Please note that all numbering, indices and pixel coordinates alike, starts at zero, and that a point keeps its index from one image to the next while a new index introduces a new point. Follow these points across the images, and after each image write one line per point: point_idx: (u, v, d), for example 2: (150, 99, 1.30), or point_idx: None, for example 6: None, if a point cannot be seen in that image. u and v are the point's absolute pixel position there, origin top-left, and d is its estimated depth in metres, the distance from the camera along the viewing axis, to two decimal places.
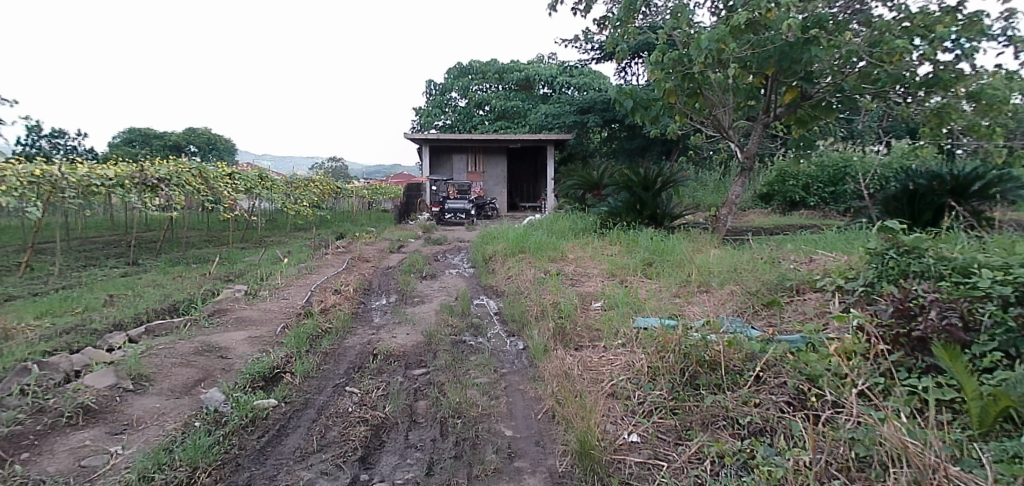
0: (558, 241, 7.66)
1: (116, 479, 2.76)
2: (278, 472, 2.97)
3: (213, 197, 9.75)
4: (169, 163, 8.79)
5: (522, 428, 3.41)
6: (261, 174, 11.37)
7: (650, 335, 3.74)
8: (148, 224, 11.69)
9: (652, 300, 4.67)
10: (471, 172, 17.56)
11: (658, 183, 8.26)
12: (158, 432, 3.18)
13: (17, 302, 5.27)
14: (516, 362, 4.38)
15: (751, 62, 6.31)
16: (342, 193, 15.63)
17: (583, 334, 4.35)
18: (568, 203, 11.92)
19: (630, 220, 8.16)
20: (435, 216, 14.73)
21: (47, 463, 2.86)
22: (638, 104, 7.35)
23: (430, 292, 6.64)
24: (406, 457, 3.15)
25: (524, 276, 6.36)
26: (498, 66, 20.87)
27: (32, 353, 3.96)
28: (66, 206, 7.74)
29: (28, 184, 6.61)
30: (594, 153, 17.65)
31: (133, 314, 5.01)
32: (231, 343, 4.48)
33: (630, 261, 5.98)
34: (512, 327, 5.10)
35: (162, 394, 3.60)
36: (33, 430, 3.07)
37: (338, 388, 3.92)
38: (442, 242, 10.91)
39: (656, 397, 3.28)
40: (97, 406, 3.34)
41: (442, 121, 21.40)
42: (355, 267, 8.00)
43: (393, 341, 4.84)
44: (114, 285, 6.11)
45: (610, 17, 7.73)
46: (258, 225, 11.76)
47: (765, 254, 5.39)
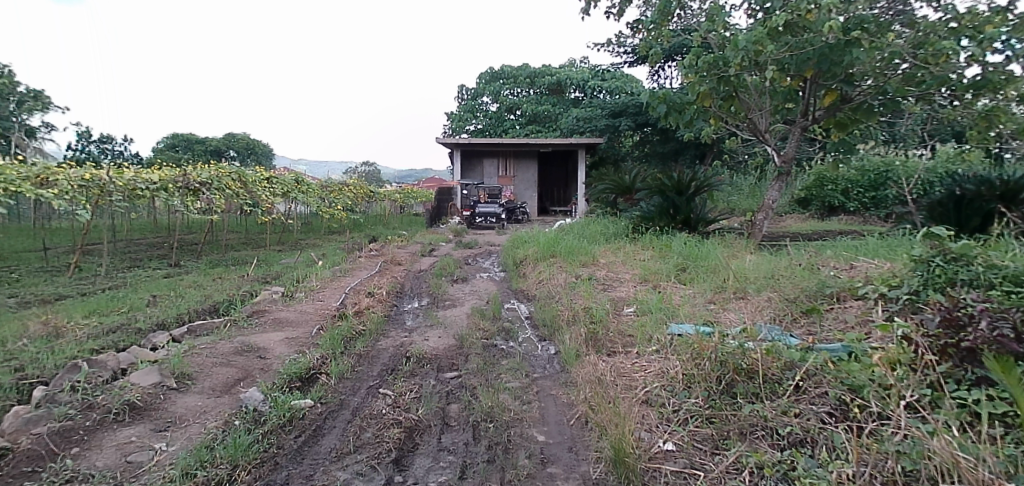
0: (589, 245, 7.62)
1: (160, 475, 2.84)
2: (315, 472, 3.02)
3: (252, 201, 9.99)
4: (210, 167, 8.91)
5: (554, 433, 3.41)
6: (298, 178, 11.57)
7: (685, 342, 3.69)
8: (190, 226, 12.03)
9: (686, 306, 4.61)
10: (502, 176, 17.60)
11: (692, 188, 8.14)
12: (201, 430, 3.27)
13: (67, 301, 5.48)
14: (548, 367, 4.38)
15: (789, 64, 6.14)
16: (375, 196, 15.84)
17: (616, 340, 4.32)
18: (600, 206, 11.87)
19: (663, 225, 8.09)
20: (465, 219, 14.82)
21: (96, 458, 2.96)
22: (672, 108, 7.31)
23: (461, 295, 6.68)
24: (440, 460, 3.17)
25: (555, 281, 6.34)
26: (530, 70, 20.91)
27: (81, 351, 4.10)
28: (113, 209, 8.02)
29: (78, 187, 6.88)
30: (627, 157, 17.55)
31: (175, 314, 5.15)
32: (269, 344, 4.57)
33: (663, 266, 5.92)
34: (543, 332, 5.10)
35: (204, 392, 3.70)
36: (83, 426, 3.18)
37: (372, 390, 3.96)
38: (473, 246, 10.97)
39: (692, 405, 3.24)
40: (142, 403, 3.44)
41: (474, 125, 21.55)
42: (388, 270, 8.09)
43: (425, 344, 4.88)
44: (159, 286, 6.31)
45: (644, 20, 7.68)
46: (294, 228, 11.99)
47: (803, 260, 5.29)
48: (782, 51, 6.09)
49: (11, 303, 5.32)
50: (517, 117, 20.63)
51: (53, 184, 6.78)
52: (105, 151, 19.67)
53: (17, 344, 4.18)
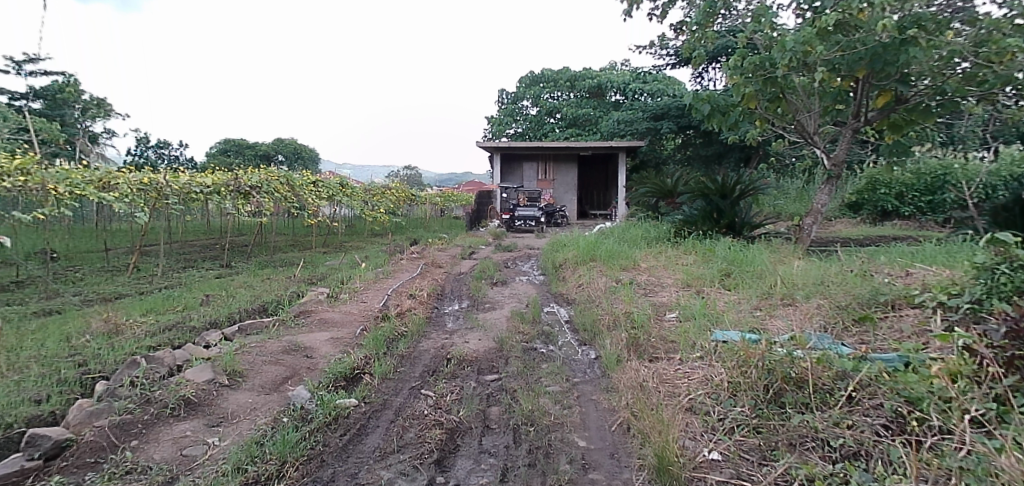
0: (630, 249, 7.55)
1: (214, 468, 2.94)
2: (360, 470, 3.07)
3: (299, 204, 10.23)
4: (259, 171, 9.14)
5: (596, 439, 3.38)
6: (342, 182, 11.78)
7: (731, 349, 3.61)
8: (240, 229, 12.42)
9: (730, 312, 4.51)
10: (541, 180, 17.58)
11: (736, 192, 7.96)
12: (251, 426, 3.37)
13: (126, 300, 5.71)
14: (588, 372, 4.35)
15: (840, 64, 5.96)
16: (416, 199, 16.05)
17: (657, 345, 4.25)
18: (641, 210, 11.74)
19: (706, 229, 7.95)
20: (505, 222, 14.86)
21: (153, 451, 3.07)
22: (716, 110, 7.17)
23: (501, 298, 6.70)
24: (481, 462, 3.18)
25: (596, 285, 6.30)
26: (571, 73, 20.85)
27: (139, 348, 4.27)
28: (170, 212, 8.34)
29: (137, 191, 7.20)
30: (668, 160, 17.32)
31: (226, 313, 5.32)
32: (315, 344, 4.67)
33: (706, 271, 5.81)
34: (583, 337, 5.07)
35: (254, 389, 3.81)
36: (142, 420, 3.31)
37: (414, 391, 4.01)
38: (512, 249, 10.99)
39: (738, 413, 3.17)
40: (196, 399, 3.56)
41: (513, 128, 21.62)
42: (428, 272, 8.18)
43: (466, 346, 4.91)
44: (211, 286, 6.52)
45: (687, 22, 7.58)
46: (338, 231, 12.24)
47: (856, 266, 5.11)
48: (833, 50, 5.93)
49: (75, 301, 5.58)
50: (557, 120, 20.59)
51: (114, 188, 7.10)
52: (162, 156, 20.50)
53: (81, 340, 4.37)
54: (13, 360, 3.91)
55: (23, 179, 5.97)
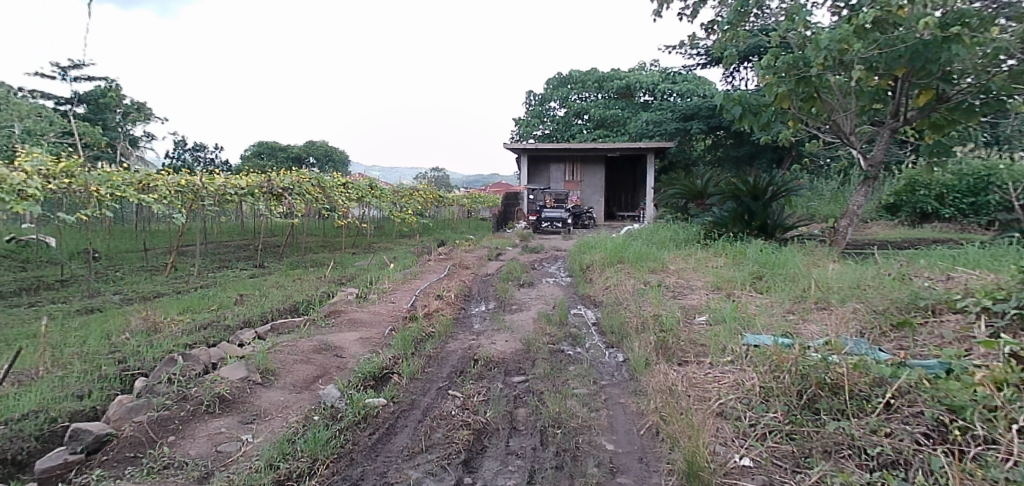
0: (658, 251, 7.47)
1: (247, 465, 2.99)
2: (389, 469, 3.10)
3: (330, 206, 10.37)
4: (291, 173, 9.29)
5: (624, 443, 3.35)
6: (372, 183, 11.89)
7: (763, 353, 3.54)
8: (273, 230, 12.65)
9: (762, 316, 4.43)
10: (568, 181, 17.52)
11: (768, 194, 7.81)
12: (283, 424, 3.42)
13: (164, 299, 5.86)
14: (616, 374, 4.32)
15: (878, 62, 5.82)
16: (444, 201, 16.14)
17: (687, 349, 4.19)
18: (670, 211, 11.62)
19: (737, 231, 7.83)
20: (532, 224, 14.85)
21: (190, 447, 3.15)
22: (748, 110, 7.05)
23: (528, 300, 6.70)
24: (508, 463, 3.18)
25: (623, 287, 6.24)
26: (599, 74, 20.74)
27: (177, 345, 4.38)
28: (206, 213, 8.53)
29: (175, 192, 7.38)
30: (698, 161, 17.12)
31: (260, 313, 5.41)
32: (344, 343, 4.73)
33: (737, 274, 5.72)
34: (611, 339, 5.03)
35: (286, 388, 3.87)
36: (179, 416, 3.38)
37: (442, 391, 4.02)
38: (539, 250, 10.97)
39: (770, 419, 3.10)
40: (230, 396, 3.63)
41: (541, 130, 21.60)
42: (456, 273, 8.22)
43: (493, 347, 4.92)
44: (245, 286, 6.64)
45: (719, 21, 7.48)
46: (367, 232, 12.38)
47: (894, 270, 4.97)
48: (871, 48, 5.79)
49: (115, 300, 5.74)
50: (585, 121, 20.50)
51: (153, 190, 7.29)
52: (199, 159, 21.02)
53: (121, 337, 4.50)
54: (57, 356, 4.04)
55: (68, 181, 6.17)
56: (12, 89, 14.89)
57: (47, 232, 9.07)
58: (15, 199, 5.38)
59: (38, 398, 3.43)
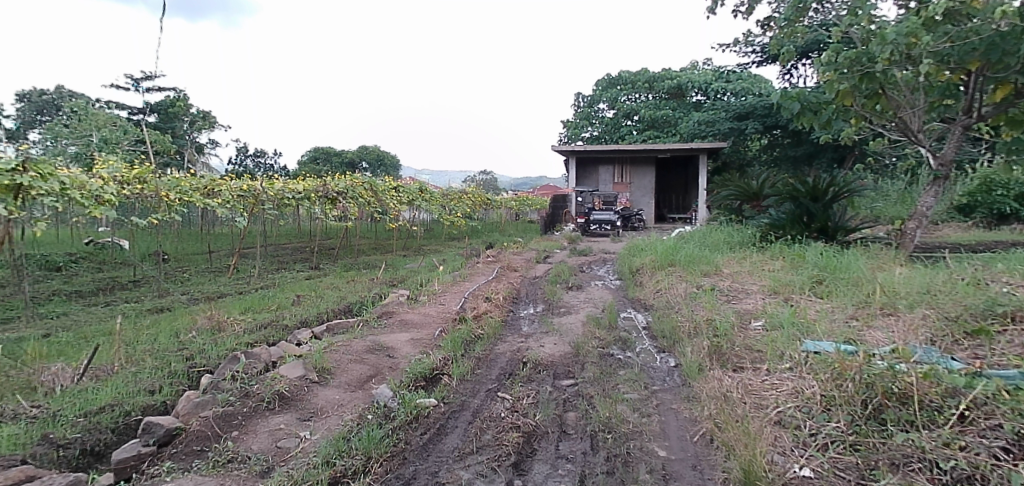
0: (711, 254, 7.31)
1: (306, 460, 3.07)
2: (440, 469, 3.13)
3: (382, 209, 10.58)
4: (345, 177, 9.51)
5: (677, 449, 3.29)
6: (422, 187, 12.06)
7: (825, 360, 3.41)
8: (328, 233, 12.99)
9: (823, 322, 4.26)
10: (618, 183, 17.34)
11: (829, 194, 7.53)
12: (339, 421, 3.51)
13: (227, 299, 6.10)
14: (667, 380, 4.26)
15: (949, 56, 5.55)
16: (493, 204, 16.22)
17: (742, 355, 4.08)
18: (722, 214, 11.35)
19: (795, 234, 7.57)
20: (580, 226, 14.76)
21: (252, 442, 3.26)
22: (807, 108, 6.81)
23: (577, 303, 6.65)
24: (558, 467, 3.17)
25: (675, 290, 6.13)
26: (649, 74, 20.45)
27: (239, 344, 4.55)
28: (265, 217, 8.83)
29: (238, 197, 7.69)
30: (753, 162, 16.68)
31: (316, 313, 5.56)
32: (396, 344, 4.81)
33: (796, 278, 5.54)
34: (662, 343, 4.96)
35: (341, 386, 3.97)
36: (241, 412, 3.50)
37: (491, 393, 4.04)
38: (588, 253, 10.89)
39: (832, 429, 2.98)
40: (289, 393, 3.74)
41: (589, 131, 21.46)
42: (504, 276, 8.24)
43: (542, 350, 4.91)
44: (301, 287, 6.84)
45: (776, 17, 7.29)
46: (418, 234, 12.57)
47: (967, 274, 4.72)
48: (941, 42, 5.54)
49: (183, 299, 6.02)
50: (634, 123, 20.25)
51: (218, 194, 7.59)
52: (259, 165, 21.83)
53: (189, 335, 4.71)
54: (131, 352, 4.26)
55: (140, 187, 6.52)
56: (91, 100, 15.82)
57: (121, 235, 9.60)
58: (93, 204, 5.70)
59: (114, 392, 3.62)
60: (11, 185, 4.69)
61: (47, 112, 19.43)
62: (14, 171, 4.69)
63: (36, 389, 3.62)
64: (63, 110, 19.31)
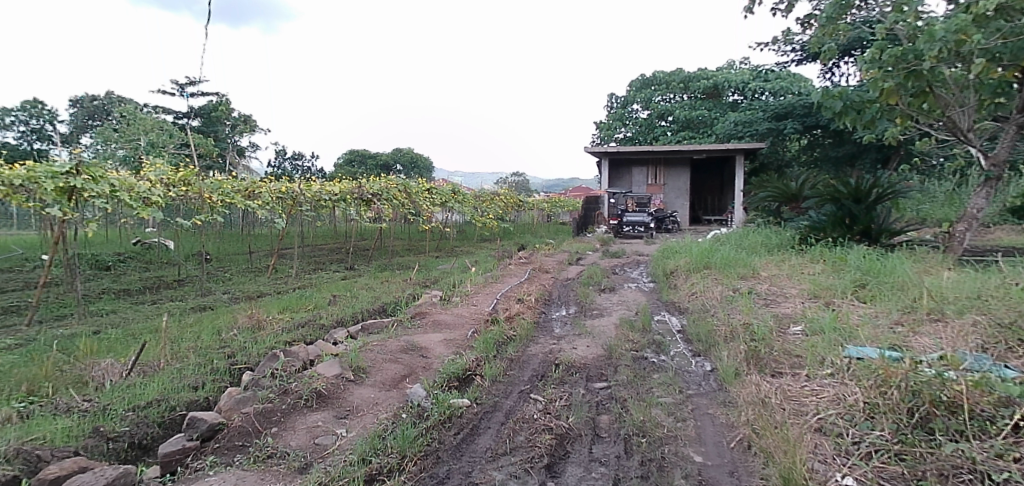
0: (748, 257, 7.17)
1: (342, 457, 3.12)
2: (473, 469, 3.14)
3: (415, 210, 10.68)
4: (380, 180, 9.62)
5: (713, 455, 3.24)
6: (455, 189, 12.14)
7: (868, 367, 3.31)
8: (363, 234, 13.18)
9: (866, 327, 4.14)
10: (651, 184, 17.15)
11: (872, 196, 7.35)
12: (374, 420, 3.55)
13: (266, 298, 6.24)
14: (703, 384, 4.19)
15: (1001, 53, 5.34)
16: (525, 205, 16.23)
17: (781, 360, 3.99)
18: (760, 215, 11.12)
19: (836, 236, 7.36)
20: (613, 228, 14.66)
21: (291, 438, 3.32)
22: (849, 107, 6.62)
23: (609, 305, 6.60)
24: (591, 470, 3.15)
25: (710, 293, 6.03)
26: (685, 74, 20.18)
27: (278, 342, 4.65)
28: (303, 218, 9.01)
29: (276, 198, 7.87)
30: (792, 163, 16.34)
31: (351, 313, 5.65)
32: (430, 344, 4.84)
33: (837, 281, 5.39)
34: (698, 347, 4.89)
35: (376, 385, 4.02)
36: (281, 408, 3.57)
37: (524, 394, 4.04)
38: (620, 255, 10.80)
39: (876, 438, 2.90)
40: (327, 391, 3.80)
41: (623, 133, 21.31)
42: (537, 277, 8.22)
43: (574, 352, 4.88)
44: (337, 287, 6.95)
45: (816, 15, 7.12)
46: (451, 236, 12.66)
47: (1021, 279, 4.54)
48: (993, 38, 5.34)
49: (225, 298, 6.18)
50: (669, 123, 20.03)
51: (258, 196, 7.78)
52: (297, 168, 22.29)
53: (230, 333, 4.83)
54: (176, 349, 4.39)
55: (185, 189, 6.72)
56: (139, 106, 16.39)
57: (167, 236, 9.91)
58: (141, 206, 5.89)
59: (160, 388, 3.73)
60: (65, 187, 4.96)
61: (97, 117, 20.16)
62: (68, 174, 4.97)
63: (87, 384, 3.75)
64: (113, 114, 20.02)
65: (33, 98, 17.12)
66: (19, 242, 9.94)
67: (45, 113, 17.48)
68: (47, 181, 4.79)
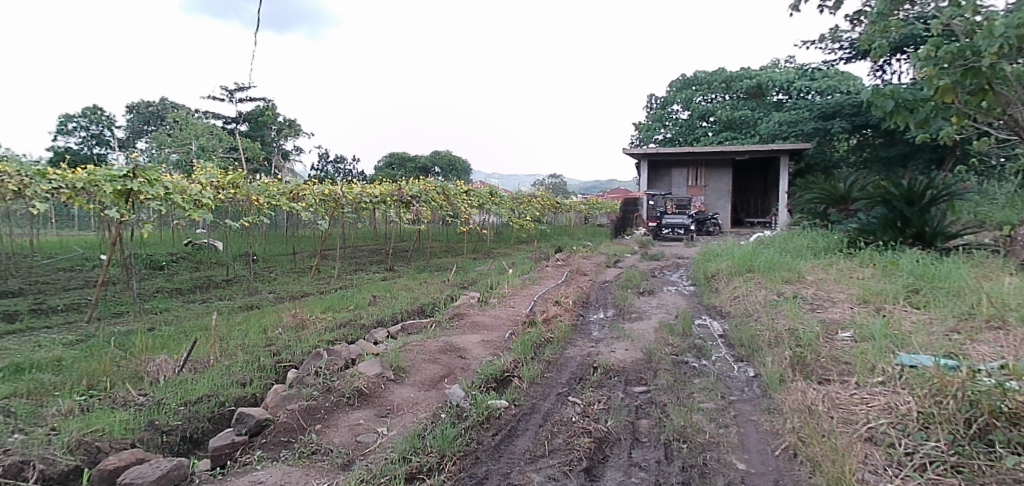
0: (793, 260, 7.00)
1: (383, 455, 3.16)
2: (512, 470, 3.15)
3: (453, 212, 10.77)
4: (419, 182, 9.72)
5: (757, 463, 3.17)
6: (493, 191, 12.19)
7: (922, 375, 3.19)
8: (403, 236, 13.35)
9: (920, 334, 3.98)
10: (692, 186, 16.88)
11: (926, 198, 7.13)
12: (414, 419, 3.59)
13: (309, 298, 6.37)
14: (746, 390, 4.10)
15: None
16: (563, 207, 16.19)
17: (828, 366, 3.86)
18: (805, 218, 10.82)
19: (887, 240, 7.10)
20: (652, 230, 14.49)
21: (334, 436, 3.39)
22: (902, 106, 6.37)
23: (648, 308, 6.53)
24: (631, 475, 3.12)
25: (753, 298, 5.90)
26: (727, 74, 19.81)
27: (321, 341, 4.75)
28: (344, 220, 9.18)
29: (320, 201, 8.04)
30: (840, 163, 15.86)
31: (391, 313, 5.73)
32: (468, 345, 4.87)
33: (888, 286, 5.20)
34: (740, 352, 4.79)
35: (415, 385, 4.06)
36: (324, 406, 3.64)
37: (562, 397, 4.02)
38: (660, 258, 10.67)
39: (931, 449, 2.79)
40: (368, 390, 3.86)
41: (662, 134, 21.05)
42: (574, 280, 8.19)
43: (613, 356, 4.84)
44: (377, 288, 7.06)
45: (867, 12, 6.90)
46: (488, 238, 12.71)
47: None
48: None
49: (271, 298, 6.35)
50: (710, 124, 19.68)
51: (302, 199, 7.95)
52: (340, 170, 22.74)
53: (275, 332, 4.96)
54: (225, 346, 4.53)
55: (234, 191, 6.92)
56: (190, 111, 16.97)
57: (216, 237, 10.23)
58: (193, 208, 6.09)
59: (210, 383, 3.85)
60: (123, 190, 5.16)
61: (152, 123, 20.96)
62: (125, 177, 5.16)
63: (142, 379, 3.90)
64: (167, 120, 20.79)
65: (94, 105, 17.88)
66: (79, 242, 10.42)
67: (104, 119, 18.25)
68: (106, 184, 5.02)
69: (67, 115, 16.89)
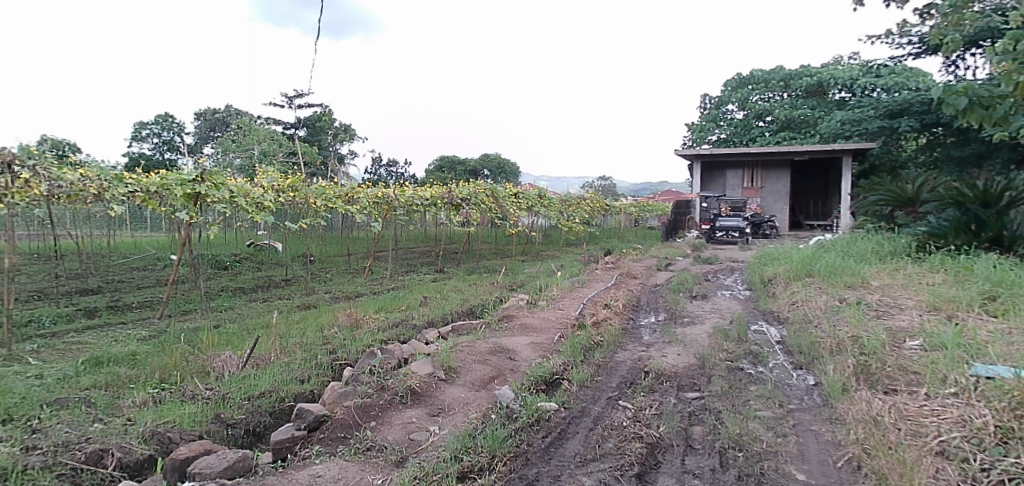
0: (856, 265, 6.72)
1: (435, 454, 3.21)
2: (563, 473, 3.14)
3: (503, 215, 10.80)
4: (469, 184, 9.81)
5: (817, 474, 3.06)
6: (542, 193, 12.17)
7: (1000, 387, 3.01)
8: (453, 237, 13.51)
9: (997, 344, 3.75)
10: (747, 188, 16.43)
11: (1004, 200, 6.84)
12: (464, 419, 3.63)
13: (362, 298, 6.53)
14: (806, 399, 3.97)
15: None
16: (613, 209, 16.04)
17: (895, 376, 3.68)
18: (869, 221, 10.38)
19: (960, 243, 6.70)
20: (705, 233, 14.19)
21: (388, 433, 3.45)
22: (977, 103, 6.03)
23: (701, 313, 6.39)
24: (684, 482, 3.06)
25: (814, 303, 5.69)
26: (785, 72, 19.21)
27: (374, 340, 4.84)
28: (396, 222, 9.32)
29: (373, 203, 8.22)
30: (907, 164, 15.15)
31: (441, 314, 5.79)
32: (518, 347, 4.87)
33: (961, 293, 4.93)
34: (799, 360, 4.64)
35: (466, 385, 4.10)
36: (379, 404, 3.71)
37: (612, 401, 3.98)
38: (713, 261, 10.42)
39: (1010, 465, 2.63)
40: (420, 389, 3.91)
41: (716, 134, 20.57)
42: (624, 283, 8.11)
43: (665, 360, 4.76)
44: (428, 289, 7.16)
45: (939, 5, 6.56)
46: (537, 240, 12.70)
47: None
48: None
49: (327, 297, 6.53)
50: (767, 124, 19.12)
51: (356, 201, 8.15)
52: (393, 174, 23.17)
53: (331, 331, 5.09)
54: (285, 344, 4.67)
55: (292, 194, 7.15)
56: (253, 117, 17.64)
57: (276, 239, 10.60)
58: (255, 210, 6.32)
59: (271, 379, 3.99)
60: (192, 193, 5.39)
61: (218, 129, 21.91)
62: (194, 181, 5.39)
63: (209, 374, 4.07)
64: (232, 126, 21.65)
65: (166, 113, 18.82)
66: (151, 243, 10.98)
67: (174, 125, 19.17)
68: (177, 188, 5.25)
69: (140, 122, 17.80)
